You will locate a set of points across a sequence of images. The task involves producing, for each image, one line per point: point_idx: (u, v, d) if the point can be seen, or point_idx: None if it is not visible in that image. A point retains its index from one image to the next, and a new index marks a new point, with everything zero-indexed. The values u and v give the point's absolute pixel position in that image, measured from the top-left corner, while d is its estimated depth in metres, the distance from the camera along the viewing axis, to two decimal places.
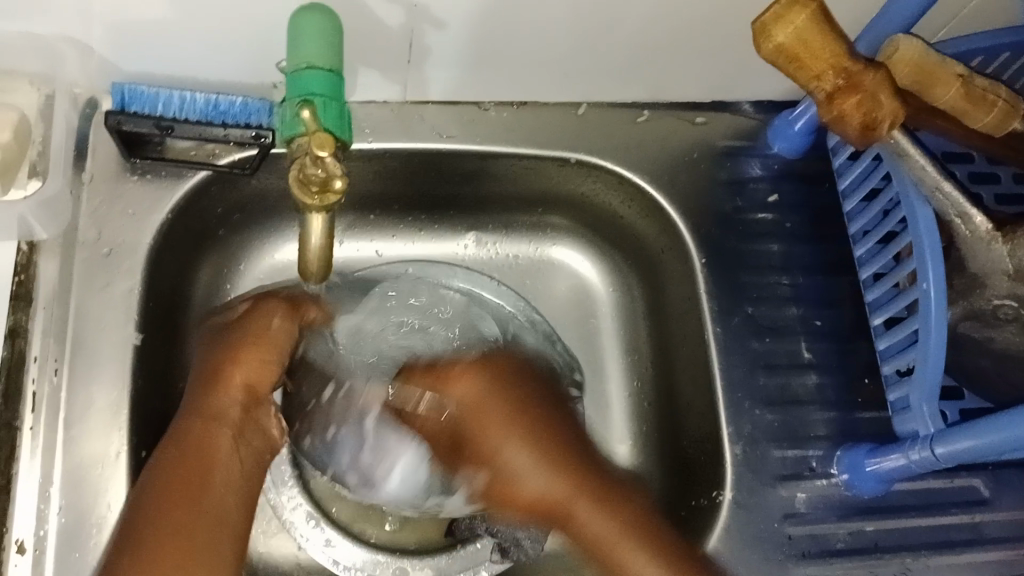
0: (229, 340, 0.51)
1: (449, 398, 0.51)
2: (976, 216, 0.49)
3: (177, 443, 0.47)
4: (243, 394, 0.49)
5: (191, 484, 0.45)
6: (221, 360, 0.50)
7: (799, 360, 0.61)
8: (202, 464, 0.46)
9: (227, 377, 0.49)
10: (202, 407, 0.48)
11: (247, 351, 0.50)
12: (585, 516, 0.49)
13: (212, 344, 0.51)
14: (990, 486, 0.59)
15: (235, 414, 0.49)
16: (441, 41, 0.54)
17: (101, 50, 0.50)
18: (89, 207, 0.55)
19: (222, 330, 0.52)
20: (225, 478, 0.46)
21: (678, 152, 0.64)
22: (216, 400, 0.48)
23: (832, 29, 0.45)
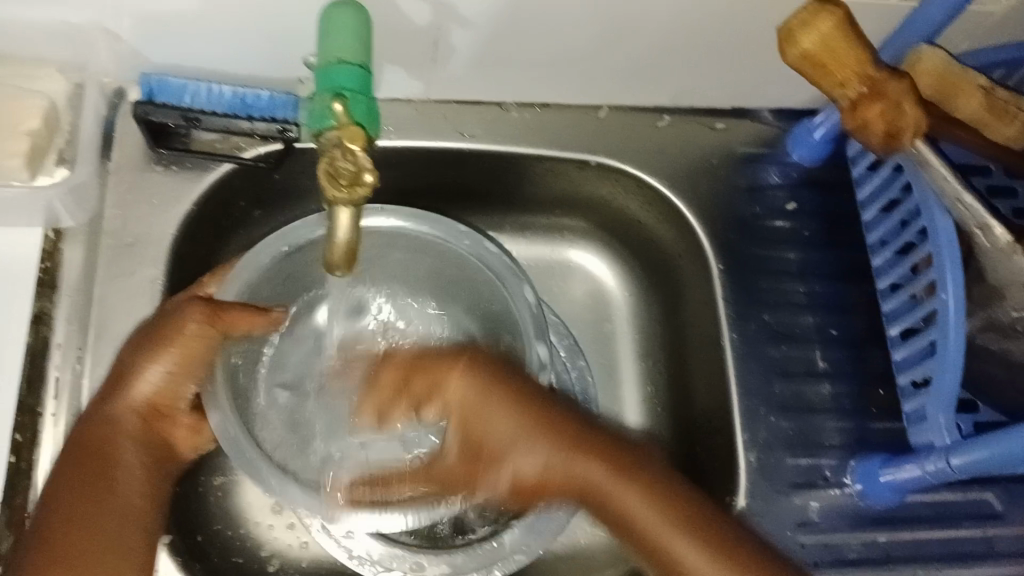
0: (142, 340, 0.49)
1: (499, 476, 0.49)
2: (996, 229, 0.48)
3: (77, 441, 0.47)
4: (149, 401, 0.50)
5: (102, 482, 0.47)
6: (133, 363, 0.49)
7: (814, 368, 0.61)
8: (107, 464, 0.47)
9: (140, 382, 0.49)
10: (107, 412, 0.49)
11: (165, 356, 0.49)
12: (589, 480, 0.47)
13: (133, 337, 0.50)
14: (1003, 500, 0.59)
15: (135, 418, 0.50)
16: (467, 40, 0.54)
17: (132, 40, 0.51)
18: (114, 196, 0.55)
19: (138, 330, 0.50)
20: (127, 478, 0.48)
21: (698, 159, 0.65)
22: (119, 408, 0.49)
23: (856, 37, 0.45)
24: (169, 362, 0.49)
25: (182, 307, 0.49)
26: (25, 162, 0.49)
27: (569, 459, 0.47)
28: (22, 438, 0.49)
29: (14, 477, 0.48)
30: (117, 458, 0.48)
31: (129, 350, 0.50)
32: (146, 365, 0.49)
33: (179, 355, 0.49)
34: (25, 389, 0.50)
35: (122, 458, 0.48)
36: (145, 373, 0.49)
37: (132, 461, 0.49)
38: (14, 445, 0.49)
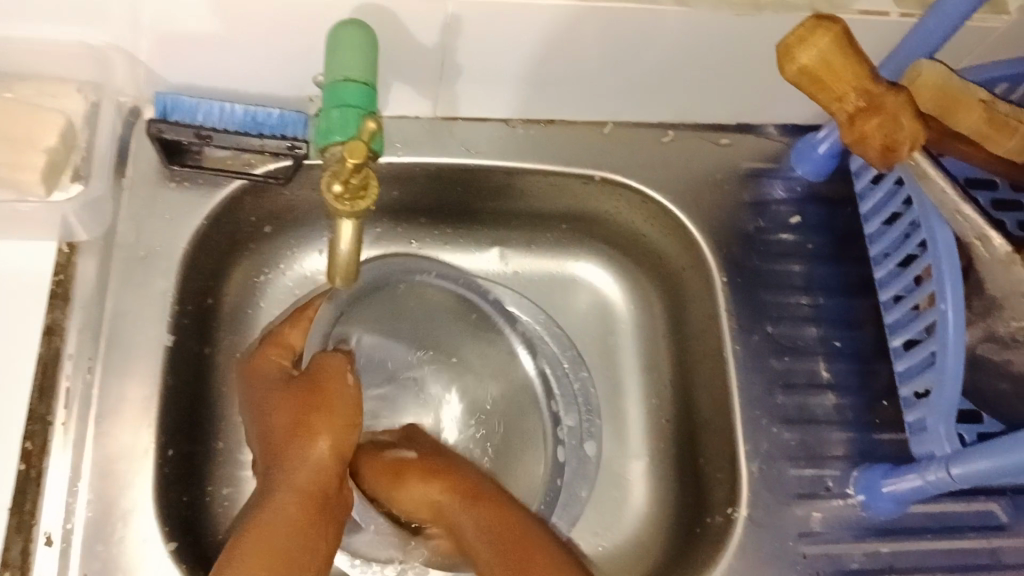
0: (297, 403, 0.51)
1: (413, 489, 0.54)
2: (995, 239, 0.48)
3: (273, 506, 0.47)
4: (331, 461, 0.49)
5: (285, 546, 0.45)
6: (308, 423, 0.50)
7: (817, 379, 0.61)
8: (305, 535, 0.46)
9: (304, 449, 0.49)
10: (286, 475, 0.48)
11: (326, 428, 0.50)
12: (463, 472, 0.54)
13: (283, 400, 0.51)
14: (1008, 511, 0.59)
15: (326, 486, 0.49)
16: (474, 58, 0.56)
17: (148, 61, 0.53)
18: (127, 210, 0.57)
19: (282, 384, 0.53)
20: (313, 544, 0.46)
21: (701, 174, 0.65)
22: (276, 484, 0.48)
23: (854, 51, 0.46)
24: (327, 433, 0.50)
25: (348, 392, 0.51)
26: (41, 177, 0.50)
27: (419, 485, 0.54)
28: (32, 447, 0.49)
29: (25, 484, 0.48)
30: (306, 530, 0.46)
31: (281, 420, 0.50)
32: (296, 441, 0.49)
33: (333, 425, 0.50)
34: (37, 398, 0.50)
35: (307, 526, 0.46)
36: (299, 448, 0.49)
37: (325, 531, 0.47)
38: (23, 453, 0.49)
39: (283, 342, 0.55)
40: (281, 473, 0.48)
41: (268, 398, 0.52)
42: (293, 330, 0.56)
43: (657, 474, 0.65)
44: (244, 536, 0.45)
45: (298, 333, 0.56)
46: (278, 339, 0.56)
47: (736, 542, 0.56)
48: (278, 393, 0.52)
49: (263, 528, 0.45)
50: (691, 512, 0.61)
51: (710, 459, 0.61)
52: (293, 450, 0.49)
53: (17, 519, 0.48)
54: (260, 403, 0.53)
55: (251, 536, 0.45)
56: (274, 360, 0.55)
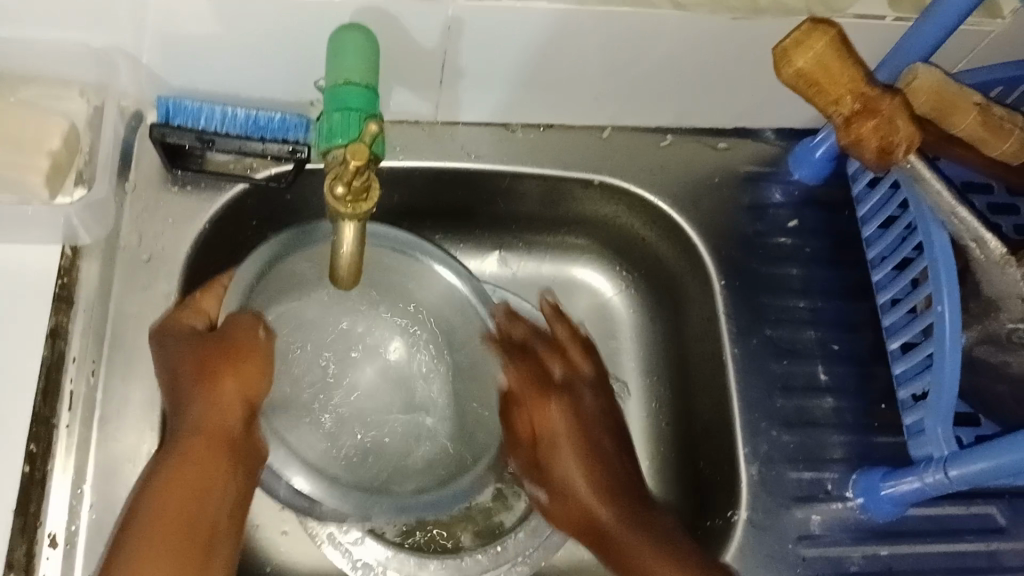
0: (201, 353, 0.50)
1: (551, 415, 0.55)
2: (991, 242, 0.49)
3: (167, 459, 0.47)
4: (235, 406, 0.49)
5: (192, 497, 0.46)
6: (207, 374, 0.49)
7: (816, 383, 0.61)
8: (207, 485, 0.46)
9: (212, 394, 0.48)
10: (188, 425, 0.48)
11: (232, 375, 0.49)
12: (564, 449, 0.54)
13: (183, 352, 0.50)
14: (1006, 514, 0.59)
15: (232, 427, 0.48)
16: (475, 62, 0.56)
17: (151, 65, 0.54)
18: (130, 214, 0.57)
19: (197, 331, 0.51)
20: (218, 492, 0.47)
21: (700, 178, 0.66)
22: (182, 434, 0.47)
23: (849, 55, 0.47)
24: (233, 382, 0.49)
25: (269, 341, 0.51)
26: (45, 179, 0.51)
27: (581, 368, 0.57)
28: (37, 449, 0.49)
29: (29, 488, 0.48)
30: (208, 469, 0.47)
31: (184, 364, 0.49)
32: (198, 389, 0.49)
33: (241, 379, 0.49)
34: (41, 400, 0.50)
35: (205, 475, 0.46)
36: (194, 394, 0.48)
37: (226, 476, 0.47)
38: (27, 456, 0.49)
39: (197, 310, 0.52)
40: (193, 420, 0.48)
41: (182, 346, 0.50)
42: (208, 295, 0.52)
43: (659, 475, 0.66)
44: (153, 475, 0.46)
45: (209, 298, 0.52)
46: (189, 303, 0.52)
47: (737, 545, 0.55)
48: (185, 344, 0.50)
49: (169, 467, 0.46)
50: (692, 511, 0.62)
51: (711, 462, 0.61)
52: (195, 399, 0.48)
53: (22, 519, 0.47)
54: (167, 354, 0.50)
55: (159, 485, 0.46)
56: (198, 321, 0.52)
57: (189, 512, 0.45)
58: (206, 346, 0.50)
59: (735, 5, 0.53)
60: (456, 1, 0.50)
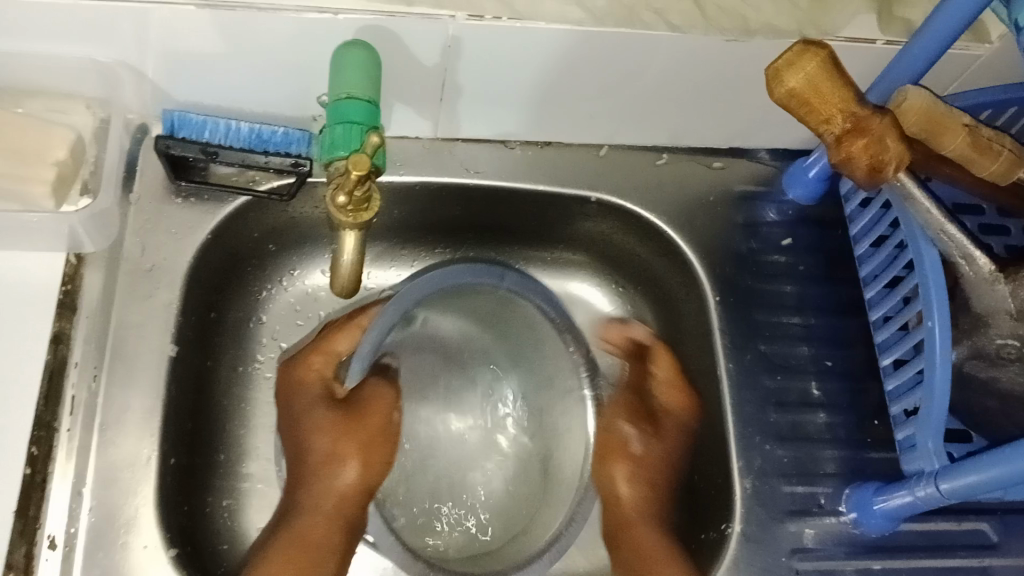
0: (337, 432, 0.58)
1: (617, 477, 0.60)
2: (980, 259, 0.50)
3: (289, 538, 0.55)
4: (354, 490, 0.57)
5: (298, 574, 0.53)
6: (336, 453, 0.57)
7: (809, 398, 0.61)
8: (309, 568, 0.54)
9: (330, 468, 0.57)
10: (317, 496, 0.56)
11: (355, 452, 0.57)
12: (641, 530, 0.59)
13: (319, 420, 0.58)
14: (999, 530, 0.60)
15: (349, 510, 0.56)
16: (473, 80, 0.57)
17: (155, 79, 0.55)
18: (134, 224, 0.58)
19: (321, 398, 0.58)
20: (321, 565, 0.54)
21: (696, 197, 0.67)
22: (311, 487, 0.57)
23: (839, 76, 0.48)
24: (349, 457, 0.57)
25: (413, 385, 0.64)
26: (50, 190, 0.52)
27: (647, 424, 0.62)
28: (38, 452, 0.50)
29: (29, 490, 0.49)
30: (320, 543, 0.55)
31: (322, 441, 0.58)
32: (328, 469, 0.57)
33: (364, 457, 0.58)
34: (42, 405, 0.51)
35: (321, 551, 0.55)
36: (320, 457, 0.58)
37: (337, 554, 0.55)
38: (29, 457, 0.49)
39: (327, 345, 0.59)
40: (316, 484, 0.57)
41: (307, 410, 0.58)
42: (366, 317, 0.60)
43: None
44: (278, 533, 0.55)
45: (342, 339, 0.59)
46: (320, 350, 0.59)
47: (731, 557, 0.56)
48: (320, 415, 0.58)
49: (293, 524, 0.56)
50: (686, 527, 0.62)
51: (706, 474, 0.62)
52: (324, 474, 0.57)
53: (22, 522, 0.48)
54: (300, 414, 0.58)
55: (281, 551, 0.54)
56: (321, 360, 0.59)
57: None
58: (353, 433, 0.58)
59: (728, 26, 0.55)
60: (456, 20, 0.52)
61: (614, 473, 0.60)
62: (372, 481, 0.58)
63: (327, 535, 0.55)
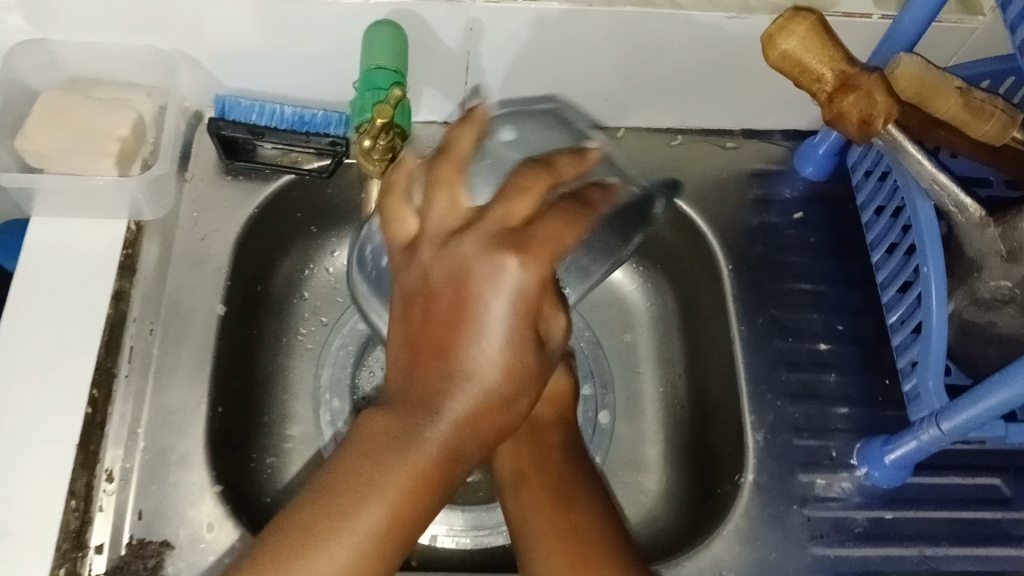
0: (467, 300, 0.42)
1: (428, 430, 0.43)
2: (970, 205, 0.53)
3: (404, 447, 0.43)
4: (478, 403, 0.43)
5: (420, 494, 0.43)
6: (463, 344, 0.42)
7: (820, 359, 0.64)
8: (430, 487, 0.43)
9: (486, 377, 0.42)
10: (439, 405, 0.43)
11: (512, 359, 0.42)
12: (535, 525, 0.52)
13: (474, 250, 0.42)
14: (1012, 486, 0.61)
15: (470, 434, 0.43)
16: (494, 62, 0.62)
17: (208, 66, 0.61)
18: (188, 200, 0.64)
19: (486, 242, 0.42)
20: (414, 500, 0.43)
21: (710, 175, 0.70)
22: (444, 403, 0.43)
23: (829, 39, 0.52)
24: (494, 376, 0.43)
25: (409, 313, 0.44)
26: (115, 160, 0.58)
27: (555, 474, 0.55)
28: (99, 395, 0.55)
29: (91, 427, 0.54)
30: (435, 468, 0.43)
31: (455, 328, 0.42)
32: (455, 365, 0.42)
33: (510, 371, 0.43)
34: (104, 353, 0.56)
35: (440, 474, 0.43)
36: (467, 361, 0.42)
37: (455, 472, 0.44)
38: (91, 399, 0.55)
39: (528, 182, 0.43)
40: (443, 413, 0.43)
41: (478, 254, 0.41)
42: (463, 135, 0.45)
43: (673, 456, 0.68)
44: (356, 444, 0.44)
45: (444, 200, 0.44)
46: (434, 191, 0.44)
47: (743, 505, 0.58)
48: (474, 253, 0.42)
49: (394, 449, 0.43)
50: (704, 486, 0.64)
51: (719, 431, 0.64)
52: (438, 377, 0.43)
53: (83, 455, 0.53)
54: (413, 265, 0.44)
55: (366, 459, 0.43)
56: (523, 205, 0.43)
57: (405, 504, 0.43)
58: (529, 298, 0.42)
59: (729, 4, 0.59)
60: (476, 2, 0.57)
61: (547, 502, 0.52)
62: (512, 396, 0.43)
63: (440, 475, 0.43)
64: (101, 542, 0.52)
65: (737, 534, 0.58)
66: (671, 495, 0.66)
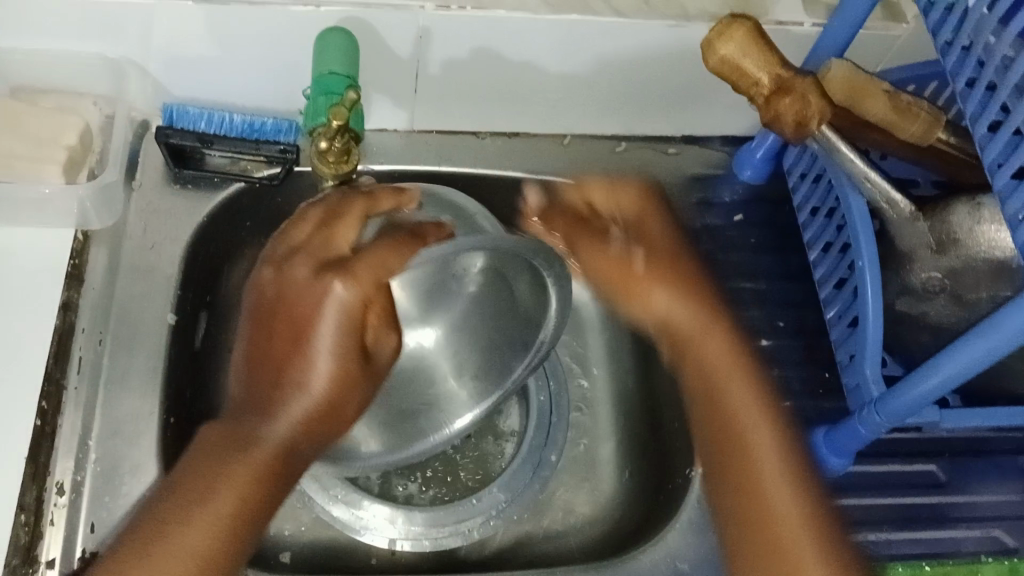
0: (291, 320, 0.48)
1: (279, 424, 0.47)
2: (901, 202, 0.56)
3: (206, 459, 0.46)
4: (298, 426, 0.47)
5: (184, 504, 0.45)
6: (295, 351, 0.48)
7: (764, 354, 0.66)
8: (190, 506, 0.45)
9: (315, 387, 0.47)
10: (252, 434, 0.47)
11: (334, 364, 0.47)
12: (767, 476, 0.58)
13: (297, 271, 0.49)
14: (946, 470, 0.64)
15: (271, 456, 0.47)
16: (443, 69, 0.64)
17: (157, 74, 0.61)
18: (136, 208, 0.63)
19: (312, 272, 0.48)
20: (211, 506, 0.45)
21: (654, 180, 0.73)
22: (280, 412, 0.47)
23: (765, 44, 0.55)
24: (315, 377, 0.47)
25: (684, 315, 0.64)
26: (61, 171, 0.57)
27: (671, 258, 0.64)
28: (48, 406, 0.54)
29: (40, 439, 0.53)
30: (222, 484, 0.46)
31: (275, 343, 0.49)
32: (288, 374, 0.48)
33: (340, 385, 0.48)
34: (53, 363, 0.55)
35: (217, 486, 0.46)
36: (298, 369, 0.47)
37: (239, 486, 0.46)
38: (39, 410, 0.53)
39: (387, 246, 0.48)
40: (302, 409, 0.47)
41: (304, 280, 0.48)
42: (387, 198, 0.53)
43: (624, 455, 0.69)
44: (191, 461, 0.47)
45: (344, 225, 0.51)
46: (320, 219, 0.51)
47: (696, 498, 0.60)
48: (296, 271, 0.49)
49: (231, 456, 0.47)
50: (657, 481, 0.65)
51: (670, 421, 0.66)
52: (289, 383, 0.48)
53: (33, 468, 0.52)
54: (280, 279, 0.50)
55: (193, 477, 0.46)
56: (365, 254, 0.48)
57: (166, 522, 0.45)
58: (322, 329, 0.47)
59: (669, 12, 0.61)
60: (426, 10, 0.58)
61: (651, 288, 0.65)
62: (332, 400, 0.48)
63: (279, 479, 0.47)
64: (52, 557, 0.51)
65: (690, 527, 0.60)
66: (622, 495, 0.67)
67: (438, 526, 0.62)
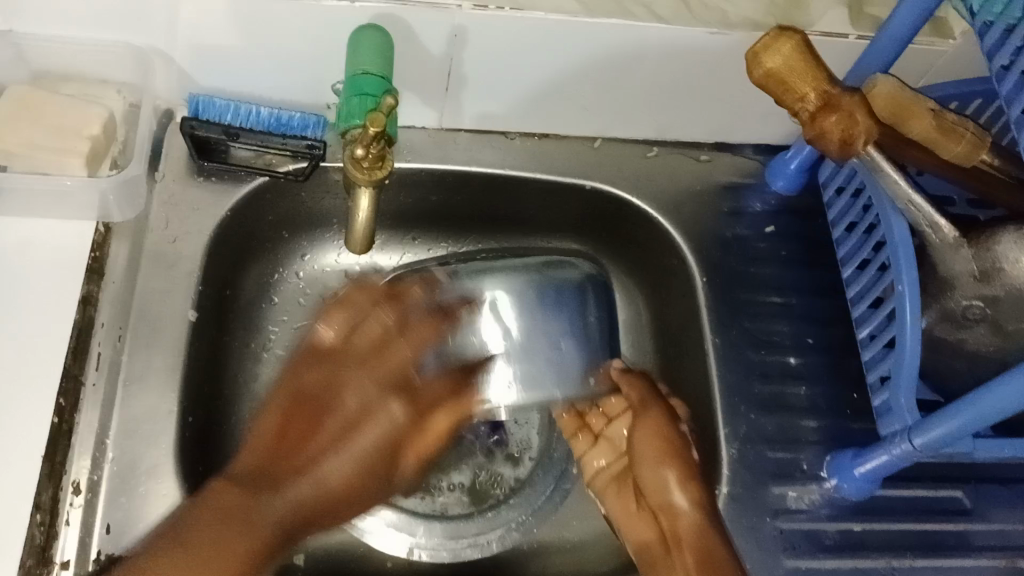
0: (314, 408, 0.50)
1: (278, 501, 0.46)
2: (944, 226, 0.55)
3: (222, 492, 0.46)
4: (307, 496, 0.47)
5: (216, 531, 0.44)
6: (314, 441, 0.49)
7: (791, 371, 0.65)
8: (202, 538, 0.43)
9: (331, 479, 0.48)
10: (264, 492, 0.46)
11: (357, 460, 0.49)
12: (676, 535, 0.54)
13: (314, 364, 0.51)
14: (972, 497, 0.63)
15: (278, 523, 0.46)
16: (476, 69, 0.62)
17: (183, 64, 0.60)
18: (158, 201, 0.62)
19: (377, 385, 0.51)
20: (218, 555, 0.43)
21: (684, 186, 0.71)
22: (291, 487, 0.47)
23: (813, 59, 0.53)
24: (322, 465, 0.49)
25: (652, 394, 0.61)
26: (84, 162, 0.56)
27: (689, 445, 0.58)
28: (66, 403, 0.53)
29: (57, 438, 0.52)
30: (230, 536, 0.44)
31: (297, 426, 0.49)
32: (309, 449, 0.49)
33: (353, 472, 0.49)
34: (71, 358, 0.54)
35: (222, 538, 0.44)
36: (319, 449, 0.48)
37: (245, 543, 0.44)
38: (57, 408, 0.52)
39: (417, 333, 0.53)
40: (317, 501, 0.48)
41: (340, 367, 0.50)
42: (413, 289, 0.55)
43: None
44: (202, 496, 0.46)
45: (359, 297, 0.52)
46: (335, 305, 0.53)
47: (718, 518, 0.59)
48: (317, 358, 0.51)
49: (236, 521, 0.45)
50: None
51: None
52: (307, 457, 0.48)
53: (49, 466, 0.51)
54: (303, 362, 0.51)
55: (202, 515, 0.44)
56: (402, 346, 0.52)
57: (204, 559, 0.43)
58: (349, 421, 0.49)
59: (711, 20, 0.59)
60: (462, 9, 0.56)
61: (664, 464, 0.57)
62: (343, 488, 0.49)
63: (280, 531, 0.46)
64: (68, 558, 0.50)
65: None
66: None
67: (459, 537, 0.62)
